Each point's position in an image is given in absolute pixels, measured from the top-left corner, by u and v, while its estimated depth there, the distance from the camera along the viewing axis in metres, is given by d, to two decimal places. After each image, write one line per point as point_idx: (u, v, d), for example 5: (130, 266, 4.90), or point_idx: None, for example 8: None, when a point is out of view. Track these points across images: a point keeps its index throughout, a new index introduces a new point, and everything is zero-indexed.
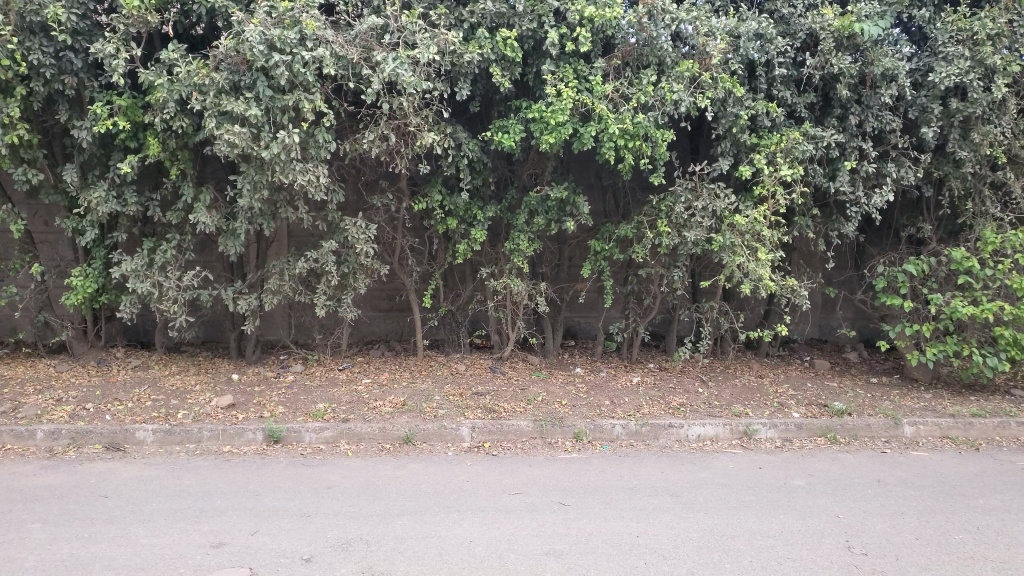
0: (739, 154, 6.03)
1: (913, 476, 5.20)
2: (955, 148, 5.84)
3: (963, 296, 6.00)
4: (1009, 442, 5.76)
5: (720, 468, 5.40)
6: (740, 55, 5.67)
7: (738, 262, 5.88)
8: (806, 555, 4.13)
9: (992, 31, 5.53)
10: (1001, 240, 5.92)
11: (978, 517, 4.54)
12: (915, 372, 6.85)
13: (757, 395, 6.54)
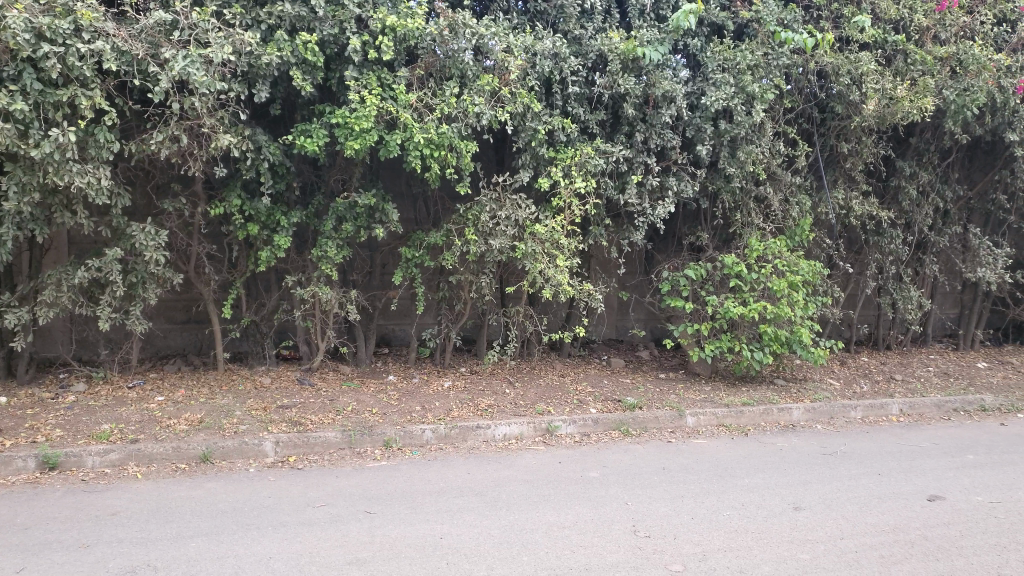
0: (539, 167, 6.33)
1: (692, 461, 5.72)
2: (725, 164, 6.50)
3: (735, 298, 6.69)
4: (772, 426, 6.49)
5: (523, 465, 5.63)
6: (537, 71, 5.99)
7: (540, 269, 6.17)
8: (596, 541, 4.42)
9: (749, 62, 6.27)
10: (763, 248, 6.68)
11: (744, 494, 5.09)
12: (697, 367, 7.52)
13: (560, 393, 6.89)
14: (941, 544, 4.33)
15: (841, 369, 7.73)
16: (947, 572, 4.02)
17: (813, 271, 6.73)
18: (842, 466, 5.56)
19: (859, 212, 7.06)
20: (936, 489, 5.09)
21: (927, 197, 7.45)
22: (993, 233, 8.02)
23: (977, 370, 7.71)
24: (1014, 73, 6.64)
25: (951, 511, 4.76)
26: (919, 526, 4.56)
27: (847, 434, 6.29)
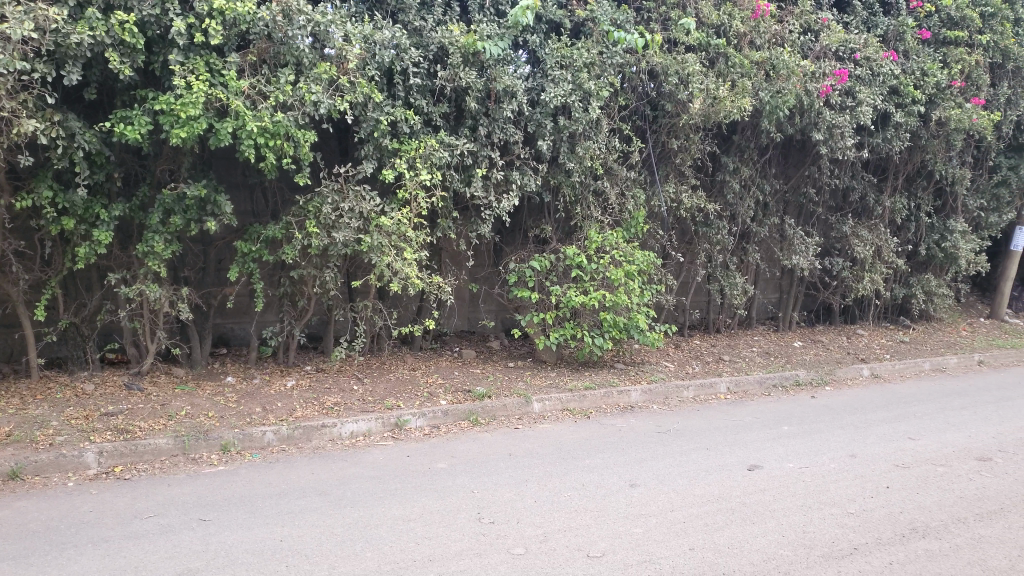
0: (383, 159, 6.22)
1: (537, 446, 5.88)
2: (565, 159, 6.67)
3: (576, 287, 6.94)
4: (613, 408, 6.79)
5: (370, 461, 5.55)
6: (377, 61, 5.90)
7: (387, 262, 6.07)
8: (441, 531, 4.45)
9: (585, 60, 6.48)
10: (602, 239, 6.95)
11: (585, 475, 5.30)
12: (543, 355, 7.71)
13: (408, 387, 6.85)
14: (757, 509, 4.72)
15: (676, 351, 8.17)
16: (760, 533, 4.39)
17: (648, 261, 7.10)
18: (675, 443, 5.91)
19: (688, 204, 7.49)
20: (755, 459, 5.53)
21: (747, 191, 8.03)
22: (806, 224, 8.69)
23: (793, 349, 8.42)
24: (817, 78, 7.26)
25: (767, 478, 5.19)
26: (740, 494, 4.94)
27: (681, 412, 6.69)
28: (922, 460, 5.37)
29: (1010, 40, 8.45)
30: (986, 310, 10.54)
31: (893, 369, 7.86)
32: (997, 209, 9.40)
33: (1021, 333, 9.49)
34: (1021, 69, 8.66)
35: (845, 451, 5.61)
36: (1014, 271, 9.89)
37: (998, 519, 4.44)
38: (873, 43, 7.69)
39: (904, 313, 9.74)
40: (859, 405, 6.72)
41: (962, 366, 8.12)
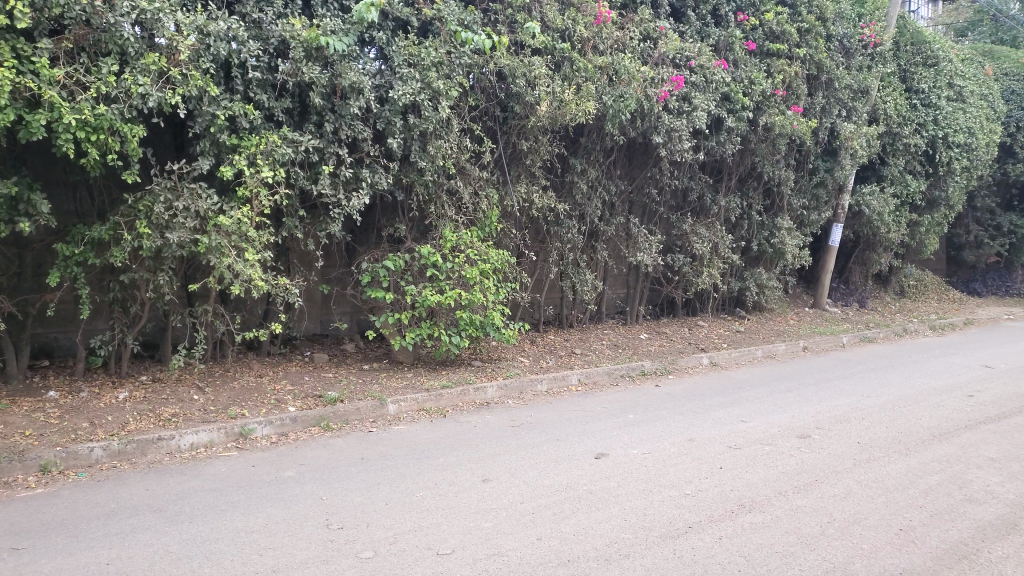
0: (221, 155, 5.92)
1: (391, 448, 5.82)
2: (415, 158, 6.56)
3: (431, 287, 6.89)
4: (469, 406, 6.83)
5: (212, 474, 5.28)
6: (212, 53, 5.61)
7: (227, 264, 5.78)
8: (286, 540, 4.31)
9: (433, 59, 6.43)
10: (457, 238, 6.90)
11: (437, 474, 5.29)
12: (399, 356, 7.62)
13: (255, 394, 6.57)
14: (603, 495, 4.91)
15: (531, 347, 8.31)
16: (604, 519, 4.57)
17: (502, 259, 7.17)
18: (527, 437, 6.02)
19: (539, 204, 7.62)
20: (602, 448, 5.75)
21: (595, 191, 8.29)
22: (650, 223, 9.10)
23: (640, 341, 8.80)
24: (656, 83, 7.61)
25: (612, 465, 5.40)
26: (586, 482, 5.11)
27: (534, 406, 6.83)
28: (751, 440, 5.78)
29: (823, 54, 9.25)
30: (810, 301, 11.48)
31: (730, 357, 8.41)
32: (818, 208, 10.25)
33: (838, 321, 10.43)
34: (833, 80, 9.53)
35: (683, 436, 5.93)
36: (832, 264, 10.87)
37: (812, 489, 4.86)
38: (706, 52, 8.15)
39: (740, 305, 10.42)
40: (699, 392, 7.14)
41: (789, 352, 8.82)
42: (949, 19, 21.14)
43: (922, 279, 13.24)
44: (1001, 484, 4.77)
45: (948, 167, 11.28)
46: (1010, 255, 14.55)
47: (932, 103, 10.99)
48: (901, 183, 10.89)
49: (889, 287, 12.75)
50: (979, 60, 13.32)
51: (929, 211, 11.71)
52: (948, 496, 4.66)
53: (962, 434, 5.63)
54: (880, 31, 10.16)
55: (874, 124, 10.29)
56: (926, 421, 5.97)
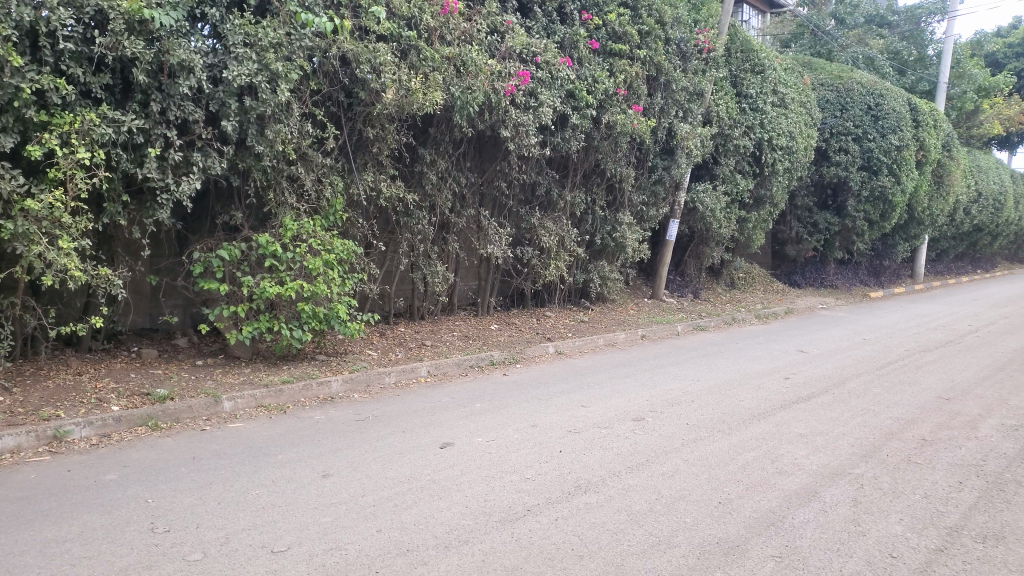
0: (28, 133, 5.39)
1: (226, 446, 5.55)
2: (252, 142, 6.28)
3: (271, 278, 6.62)
4: (311, 401, 6.64)
5: (18, 482, 4.81)
6: (14, 20, 5.07)
7: (37, 253, 5.30)
8: (102, 548, 4.01)
9: (272, 40, 6.14)
10: (298, 227, 6.69)
11: (275, 471, 5.10)
12: (236, 351, 7.28)
13: (72, 394, 6.05)
14: (445, 484, 4.94)
15: (380, 340, 8.20)
16: (444, 507, 4.59)
17: (347, 250, 7.01)
18: (371, 430, 5.94)
19: (387, 194, 7.51)
20: (447, 437, 5.77)
21: (445, 182, 8.27)
22: (499, 215, 9.21)
23: (490, 332, 8.92)
24: (503, 77, 7.75)
25: (455, 454, 5.43)
26: (429, 472, 5.11)
27: (380, 399, 6.76)
28: (590, 424, 6.00)
29: (661, 57, 9.76)
30: (650, 292, 12.09)
31: (575, 346, 8.70)
32: (656, 204, 10.80)
33: (675, 311, 11.07)
34: (670, 83, 10.09)
35: (527, 423, 6.07)
36: (670, 257, 11.51)
37: (644, 469, 5.12)
38: (551, 48, 8.32)
39: (585, 296, 10.80)
40: (543, 380, 7.34)
41: (630, 340, 9.26)
42: (775, 30, 22.87)
43: (750, 272, 14.29)
44: (807, 456, 5.25)
45: (772, 168, 12.22)
46: (824, 250, 16.01)
47: (758, 108, 11.85)
48: (731, 182, 11.69)
49: (721, 280, 13.66)
50: (799, 70, 14.51)
51: (756, 208, 12.64)
52: (762, 469, 5.07)
53: (777, 413, 6.13)
54: (713, 38, 10.81)
55: (707, 126, 10.98)
56: (746, 401, 6.45)
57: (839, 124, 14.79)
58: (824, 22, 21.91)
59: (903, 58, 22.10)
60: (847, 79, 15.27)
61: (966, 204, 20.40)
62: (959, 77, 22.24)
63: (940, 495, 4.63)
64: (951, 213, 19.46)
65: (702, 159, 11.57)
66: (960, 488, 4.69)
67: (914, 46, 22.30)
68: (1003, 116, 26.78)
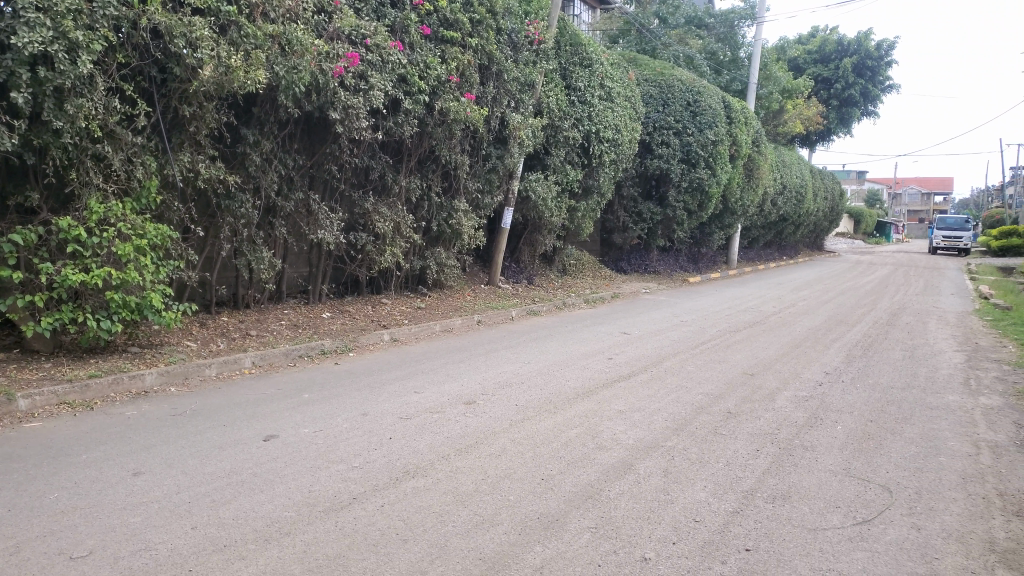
0: None
1: (19, 449, 5.06)
2: (49, 117, 5.72)
3: (74, 265, 6.09)
4: (122, 397, 6.20)
5: None
6: None
7: None
8: None
9: (70, 6, 5.62)
10: (105, 210, 6.20)
11: (77, 473, 4.73)
12: (34, 344, 6.65)
13: None
14: (268, 476, 4.79)
15: (200, 330, 7.78)
16: (266, 500, 4.46)
17: (161, 235, 6.60)
18: (189, 425, 5.65)
19: (206, 175, 7.12)
20: (272, 429, 5.59)
21: (270, 164, 7.95)
22: (330, 200, 8.99)
23: (322, 320, 8.71)
24: (331, 59, 7.49)
25: (280, 447, 5.28)
26: (251, 466, 4.94)
27: (199, 392, 6.43)
28: (420, 410, 6.03)
29: (492, 46, 9.92)
30: (485, 279, 12.29)
31: (410, 333, 8.69)
32: (491, 192, 10.96)
33: (510, 297, 11.35)
34: (502, 72, 10.29)
35: (356, 412, 6.00)
36: (506, 244, 11.78)
37: (472, 451, 5.22)
38: (382, 32, 8.15)
39: (422, 283, 10.80)
40: (376, 368, 7.29)
41: (465, 326, 9.38)
42: (604, 24, 23.59)
43: (581, 258, 14.89)
44: (625, 432, 5.56)
45: (600, 159, 12.77)
46: (649, 238, 16.98)
47: (587, 100, 12.33)
48: (562, 172, 12.12)
49: (555, 266, 14.13)
50: (626, 65, 15.17)
51: (585, 198, 13.14)
52: (583, 446, 5.32)
53: (599, 392, 6.44)
54: (541, 30, 11.09)
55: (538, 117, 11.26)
56: (572, 382, 6.74)
57: (661, 119, 15.68)
58: (649, 21, 23.04)
59: (719, 58, 23.90)
60: (669, 76, 16.21)
61: (773, 196, 22.31)
62: (767, 78, 24.10)
63: (739, 461, 5.06)
64: (760, 204, 21.28)
65: (534, 149, 11.87)
66: (756, 455, 5.16)
67: (728, 47, 24.06)
68: (803, 116, 29.47)
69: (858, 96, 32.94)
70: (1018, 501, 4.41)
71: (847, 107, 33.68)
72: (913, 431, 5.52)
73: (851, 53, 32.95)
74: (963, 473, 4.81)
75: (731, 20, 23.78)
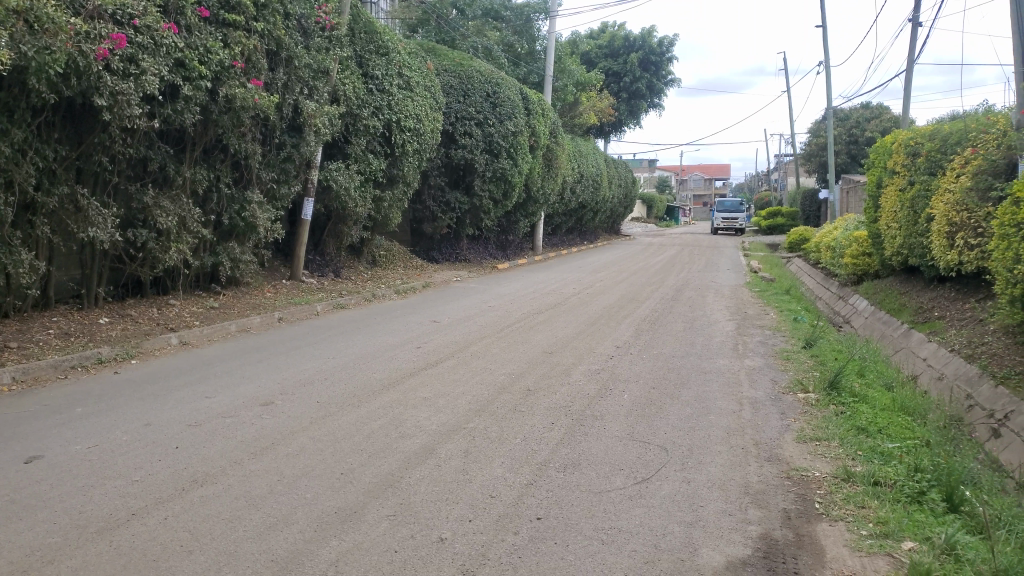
0: None
1: None
2: None
3: None
4: None
5: None
6: None
7: None
8: None
9: None
10: None
11: None
12: None
13: None
14: (29, 503, 4.30)
15: None
16: (26, 528, 4.01)
17: None
18: None
19: None
20: (35, 450, 5.03)
21: (24, 156, 7.16)
22: (102, 194, 8.24)
23: (98, 326, 7.99)
24: (93, 40, 6.87)
25: (44, 468, 4.76)
26: (8, 493, 4.41)
27: None
28: (212, 415, 5.71)
29: (280, 31, 9.57)
30: (286, 274, 11.91)
31: (201, 334, 8.21)
32: (287, 182, 10.64)
33: (313, 292, 11.08)
34: (292, 59, 10.00)
35: (139, 422, 5.55)
36: (307, 237, 11.51)
37: (268, 453, 5.01)
38: (152, 12, 7.53)
39: (214, 280, 10.25)
40: (162, 374, 6.80)
41: (264, 324, 9.01)
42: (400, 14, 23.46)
43: (390, 249, 14.94)
44: (428, 418, 5.59)
45: (402, 148, 12.73)
46: (457, 227, 17.21)
47: (385, 89, 12.24)
48: (364, 162, 11.97)
49: (362, 258, 13.96)
50: (424, 55, 15.23)
51: (390, 188, 13.00)
52: (385, 436, 5.28)
53: (403, 381, 6.43)
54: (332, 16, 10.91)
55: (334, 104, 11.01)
56: (377, 373, 6.68)
57: (463, 109, 15.79)
58: (446, 12, 23.18)
59: (516, 51, 24.81)
60: (468, 66, 16.47)
61: (572, 184, 23.45)
62: (561, 72, 25.31)
63: (535, 436, 5.26)
64: (561, 191, 22.27)
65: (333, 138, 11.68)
66: (551, 428, 5.38)
67: (524, 40, 25.04)
68: (596, 109, 31.27)
69: (644, 91, 35.65)
70: (771, 448, 4.98)
71: (636, 100, 36.26)
72: (689, 394, 6.03)
73: (636, 49, 35.38)
74: (729, 428, 5.34)
75: (526, 14, 24.65)
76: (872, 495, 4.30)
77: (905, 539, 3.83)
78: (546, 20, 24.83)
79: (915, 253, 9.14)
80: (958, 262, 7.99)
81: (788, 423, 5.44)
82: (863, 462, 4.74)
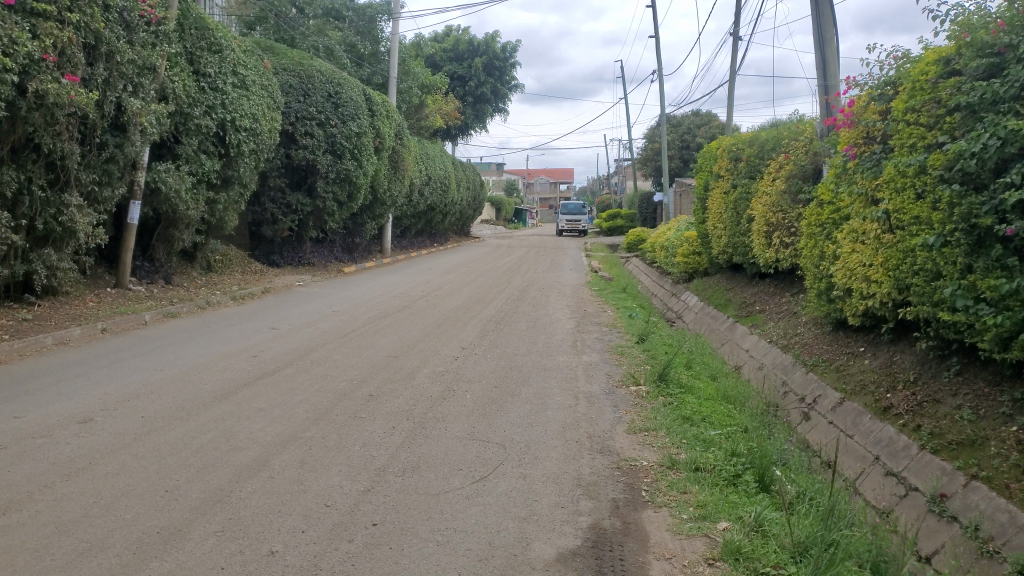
0: None
1: None
2: None
3: None
4: None
5: None
6: None
7: None
8: None
9: None
10: None
11: None
12: None
13: None
14: None
15: None
16: None
17: None
18: None
19: None
20: None
21: None
22: None
23: None
24: None
25: None
26: None
27: None
28: (18, 436, 5.20)
29: (99, 24, 8.92)
30: (111, 282, 11.10)
31: (9, 349, 7.44)
32: (110, 183, 9.92)
33: (142, 301, 10.41)
34: (113, 53, 9.36)
35: None
36: (133, 242, 10.84)
37: (82, 474, 4.64)
38: None
39: (28, 291, 9.36)
40: None
41: (84, 336, 8.33)
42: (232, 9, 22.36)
43: (227, 253, 14.31)
44: (262, 429, 5.39)
45: (237, 149, 12.23)
46: (300, 229, 16.68)
47: (217, 87, 11.71)
48: (196, 162, 11.42)
49: (196, 263, 13.24)
50: (260, 52, 14.68)
51: (224, 189, 12.44)
52: (216, 450, 5.04)
53: (237, 392, 6.15)
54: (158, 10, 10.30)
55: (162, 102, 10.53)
56: (208, 384, 6.36)
57: (302, 109, 15.44)
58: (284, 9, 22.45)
59: (359, 51, 24.57)
60: (307, 65, 16.04)
61: (419, 187, 23.42)
62: (407, 74, 25.26)
63: (375, 441, 5.19)
64: (408, 193, 22.15)
65: (161, 138, 11.02)
66: (392, 433, 5.34)
67: (367, 41, 24.88)
68: (443, 112, 31.45)
69: (489, 95, 36.23)
70: (604, 440, 5.21)
71: (481, 104, 36.64)
72: (529, 391, 6.18)
73: (480, 54, 35.91)
74: (565, 422, 5.53)
75: (368, 14, 24.62)
76: (694, 480, 4.59)
77: (720, 520, 4.11)
78: (389, 20, 24.84)
79: (738, 251, 9.86)
80: (774, 259, 8.69)
81: (620, 416, 5.71)
82: (686, 450, 5.05)
